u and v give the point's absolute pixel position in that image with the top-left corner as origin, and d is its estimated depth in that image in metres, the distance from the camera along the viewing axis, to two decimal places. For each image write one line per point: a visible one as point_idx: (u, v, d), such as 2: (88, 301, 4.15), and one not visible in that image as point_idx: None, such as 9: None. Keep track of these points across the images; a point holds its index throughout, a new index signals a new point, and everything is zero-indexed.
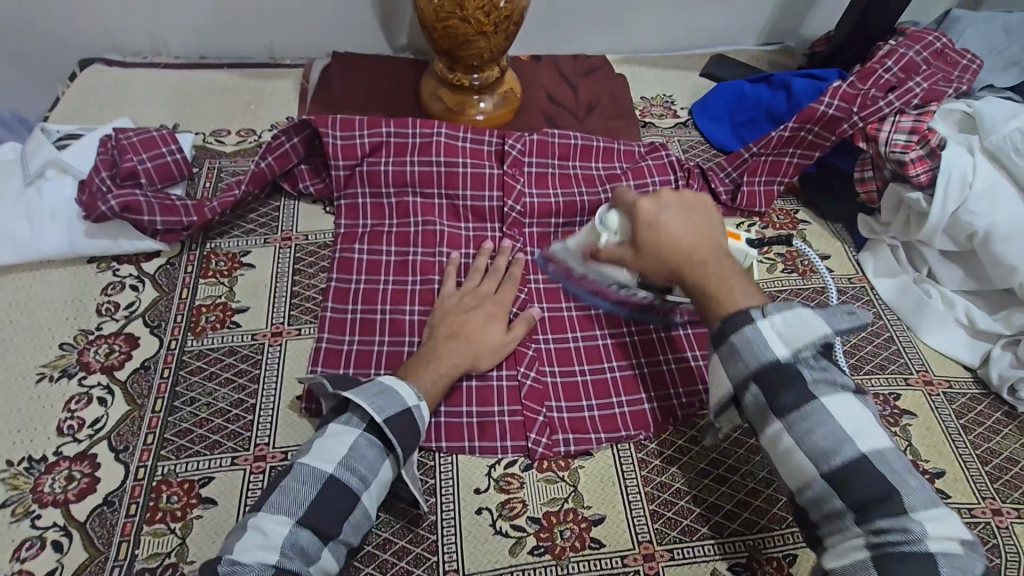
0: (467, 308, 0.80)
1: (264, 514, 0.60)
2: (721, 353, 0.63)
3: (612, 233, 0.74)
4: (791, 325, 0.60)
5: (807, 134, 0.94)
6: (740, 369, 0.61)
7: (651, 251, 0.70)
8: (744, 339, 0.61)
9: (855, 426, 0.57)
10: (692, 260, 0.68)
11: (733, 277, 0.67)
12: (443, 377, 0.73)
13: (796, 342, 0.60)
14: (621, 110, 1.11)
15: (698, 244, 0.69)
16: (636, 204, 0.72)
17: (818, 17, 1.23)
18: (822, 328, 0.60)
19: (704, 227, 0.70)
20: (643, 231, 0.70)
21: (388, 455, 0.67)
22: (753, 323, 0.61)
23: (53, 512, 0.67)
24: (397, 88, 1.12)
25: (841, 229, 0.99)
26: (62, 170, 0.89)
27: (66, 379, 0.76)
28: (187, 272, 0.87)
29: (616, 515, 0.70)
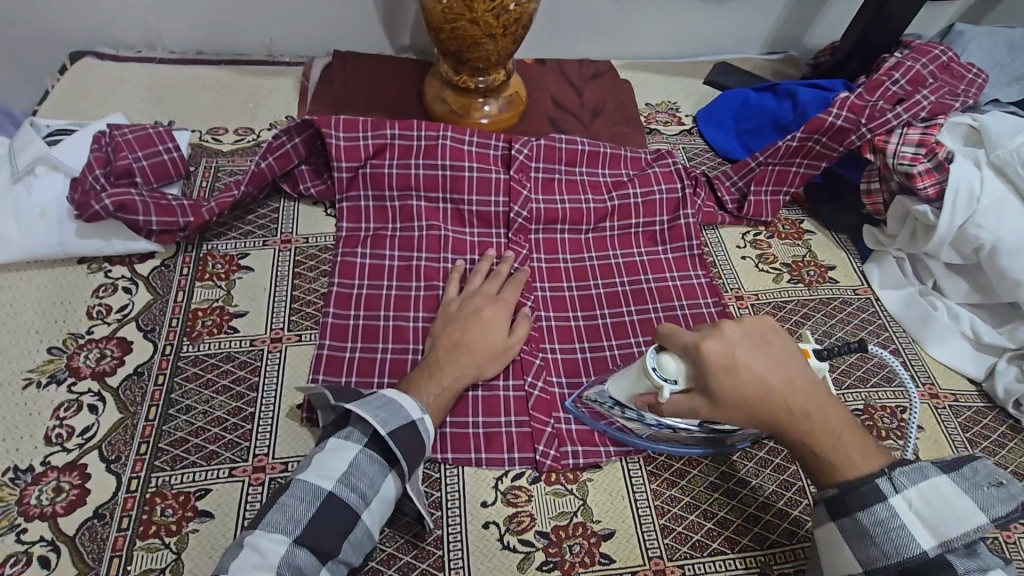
0: (473, 315, 0.77)
1: (260, 532, 0.58)
2: (844, 527, 0.57)
3: (672, 381, 0.60)
4: (937, 510, 0.54)
5: (814, 144, 0.94)
6: (873, 553, 0.55)
7: (741, 406, 0.57)
8: (876, 521, 0.55)
9: (968, 565, 0.53)
10: (796, 409, 0.57)
11: (840, 424, 0.58)
12: (449, 388, 0.71)
13: (945, 533, 0.53)
14: (627, 116, 1.10)
15: (796, 393, 0.57)
16: (697, 344, 0.58)
17: (821, 28, 1.24)
18: (975, 516, 0.53)
19: (785, 360, 0.58)
20: (718, 377, 0.57)
21: (391, 470, 0.64)
22: (886, 500, 0.55)
23: (40, 525, 0.63)
24: (400, 88, 1.10)
25: (845, 241, 0.99)
26: (52, 166, 0.85)
27: (54, 385, 0.73)
28: (182, 275, 0.84)
29: (625, 529, 0.69)
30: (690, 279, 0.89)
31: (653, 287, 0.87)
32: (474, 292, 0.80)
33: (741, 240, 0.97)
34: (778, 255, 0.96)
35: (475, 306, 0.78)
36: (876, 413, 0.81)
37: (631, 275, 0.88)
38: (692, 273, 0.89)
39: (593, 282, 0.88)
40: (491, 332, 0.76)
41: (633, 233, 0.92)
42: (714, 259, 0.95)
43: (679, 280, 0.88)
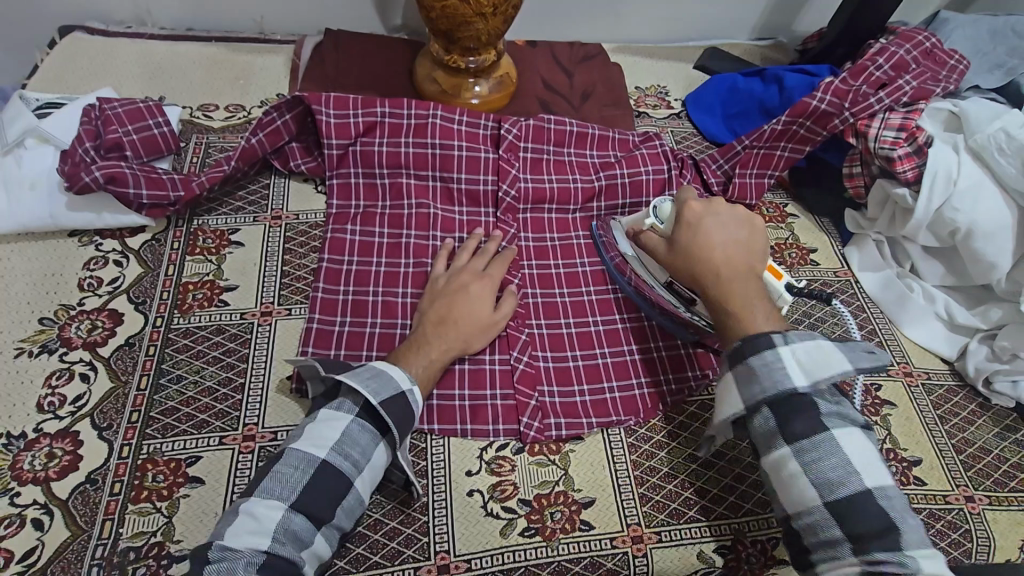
0: (460, 289, 0.79)
1: (256, 499, 0.59)
2: (737, 372, 0.63)
3: (659, 220, 0.78)
4: (813, 358, 0.61)
5: (799, 128, 0.95)
6: (754, 394, 0.61)
7: (687, 250, 0.72)
8: (763, 363, 0.61)
9: (829, 410, 0.61)
10: (724, 270, 0.69)
11: (758, 298, 0.68)
12: (437, 362, 0.73)
13: (816, 373, 0.60)
14: (616, 99, 1.11)
15: (736, 256, 0.71)
16: (687, 203, 0.76)
17: (810, 14, 1.25)
18: (843, 364, 0.60)
19: (745, 245, 0.72)
20: (686, 233, 0.73)
21: (382, 439, 0.66)
22: (775, 346, 0.61)
23: (33, 489, 0.65)
24: (391, 68, 1.10)
25: (827, 224, 1.01)
26: (41, 139, 0.86)
27: (46, 355, 0.74)
28: (174, 248, 0.85)
29: (606, 498, 0.71)
30: None
31: None
32: (460, 269, 0.82)
33: None
34: None
35: (462, 281, 0.80)
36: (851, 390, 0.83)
37: None
38: None
39: (579, 261, 0.89)
40: (477, 306, 0.77)
41: (619, 213, 0.94)
42: None
43: None
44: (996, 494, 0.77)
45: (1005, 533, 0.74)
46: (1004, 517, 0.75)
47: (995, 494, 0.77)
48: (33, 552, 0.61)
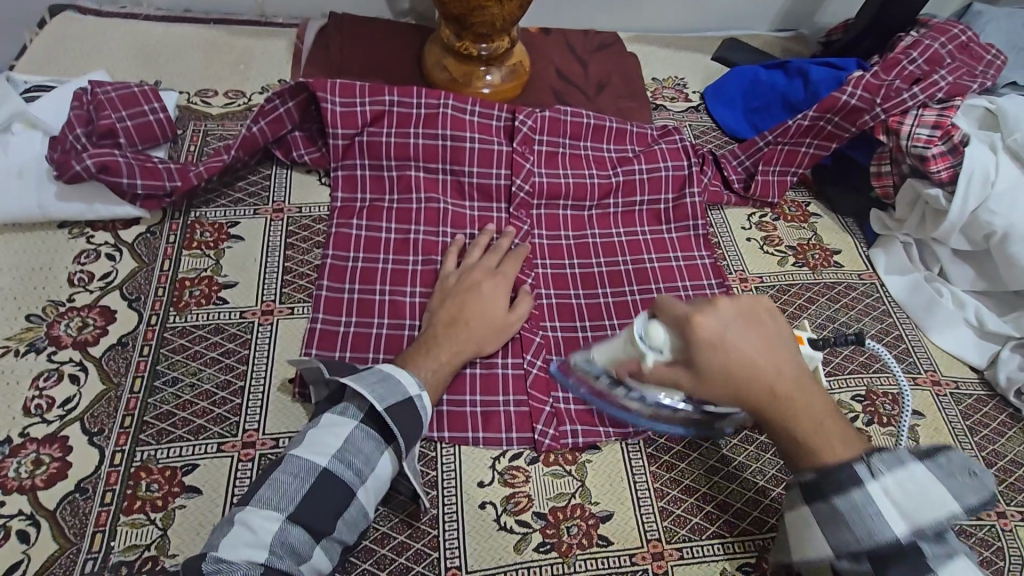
0: (470, 287, 0.75)
1: (253, 509, 0.56)
2: (819, 511, 0.54)
3: (659, 351, 0.59)
4: (911, 494, 0.51)
5: (827, 124, 0.91)
6: (849, 541, 0.52)
7: (720, 379, 0.56)
8: (851, 505, 0.52)
9: (935, 551, 0.51)
10: (775, 389, 0.55)
11: (823, 414, 0.56)
12: (448, 365, 0.69)
13: (922, 522, 0.51)
14: (633, 90, 1.06)
15: (777, 373, 0.56)
16: (688, 316, 0.58)
17: (834, 5, 1.20)
18: (949, 502, 0.51)
19: (773, 342, 0.57)
20: (706, 350, 0.56)
21: (387, 447, 0.62)
22: (863, 487, 0.52)
23: (19, 499, 0.61)
24: (399, 55, 1.05)
25: (852, 225, 0.97)
26: (29, 124, 0.81)
27: (33, 354, 0.70)
28: (169, 242, 0.80)
29: (624, 511, 0.68)
30: (694, 260, 0.87)
31: (656, 267, 0.85)
32: (472, 266, 0.78)
33: (747, 221, 0.95)
34: (784, 237, 0.94)
35: (473, 279, 0.76)
36: (877, 400, 0.80)
37: (634, 254, 0.86)
38: (697, 254, 0.87)
39: (596, 260, 0.85)
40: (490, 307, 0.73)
41: (637, 211, 0.90)
42: (719, 240, 0.92)
43: (683, 261, 0.86)
44: None
45: None
46: None
47: None
48: (18, 566, 0.58)
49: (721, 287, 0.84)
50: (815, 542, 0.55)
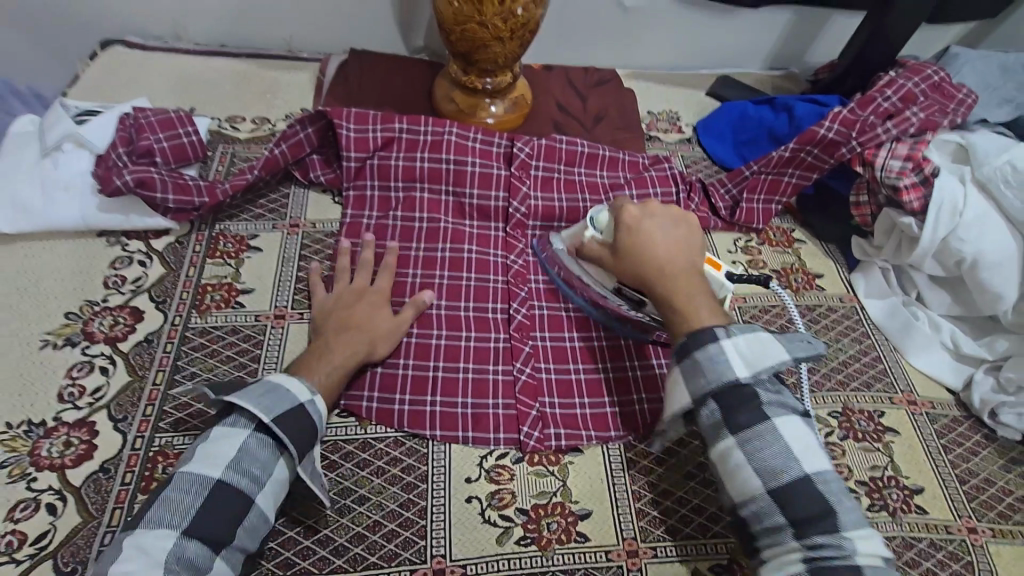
0: (351, 303, 0.80)
1: (144, 531, 0.57)
2: (684, 366, 0.65)
3: (597, 230, 0.80)
4: (753, 348, 0.64)
5: (807, 155, 0.97)
6: (700, 385, 0.64)
7: (629, 252, 0.76)
8: (707, 356, 0.64)
9: (770, 397, 0.64)
10: (665, 266, 0.73)
11: (699, 295, 0.71)
12: (339, 369, 0.74)
13: (760, 368, 0.63)
14: (628, 122, 1.14)
15: (670, 259, 0.74)
16: (624, 210, 0.79)
17: (823, 46, 1.27)
18: (783, 355, 0.64)
19: (681, 244, 0.75)
20: (625, 232, 0.77)
21: (281, 454, 0.65)
22: (718, 341, 0.64)
23: (49, 476, 0.67)
24: (411, 88, 1.14)
25: (834, 251, 1.01)
26: (78, 143, 0.90)
27: (69, 347, 0.77)
28: (195, 251, 0.88)
29: (603, 511, 0.72)
30: None
31: None
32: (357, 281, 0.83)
33: (733, 245, 1.00)
34: (768, 261, 0.99)
35: (353, 296, 0.81)
36: (853, 416, 0.83)
37: None
38: None
39: None
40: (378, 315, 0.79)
41: None
42: None
43: None
44: (1000, 527, 0.76)
45: (1009, 567, 0.73)
46: (1007, 550, 0.74)
47: (999, 527, 0.76)
48: (45, 536, 0.64)
49: None
50: (679, 392, 0.66)
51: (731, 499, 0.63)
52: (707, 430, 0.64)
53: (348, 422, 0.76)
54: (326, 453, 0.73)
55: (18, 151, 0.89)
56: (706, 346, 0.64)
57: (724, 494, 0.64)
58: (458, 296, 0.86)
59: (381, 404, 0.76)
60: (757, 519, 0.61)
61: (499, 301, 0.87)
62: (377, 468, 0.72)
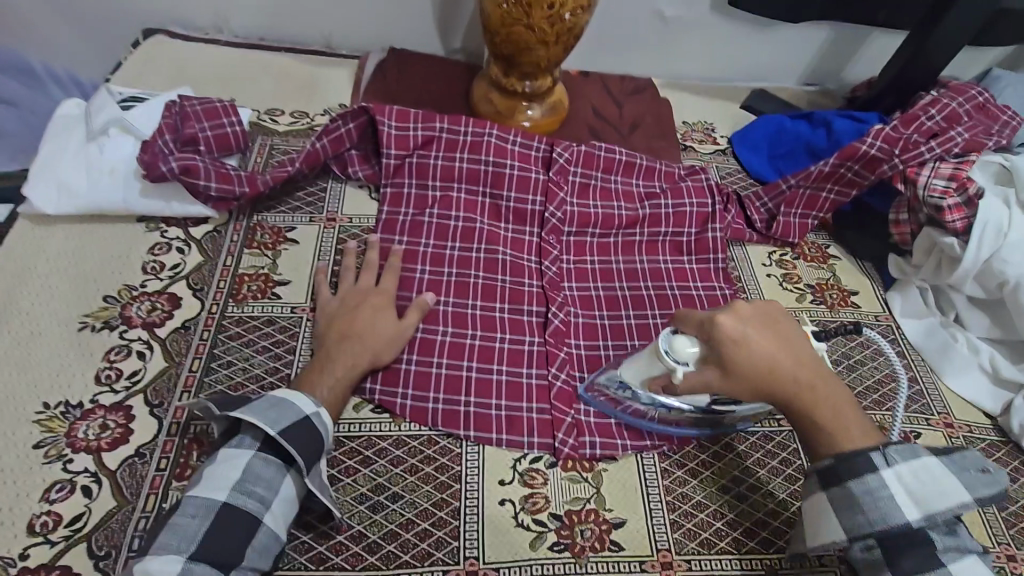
0: (356, 307, 0.79)
1: (152, 556, 0.56)
2: (832, 496, 0.61)
3: (684, 363, 0.66)
4: (923, 484, 0.59)
5: (847, 171, 0.96)
6: (859, 523, 0.59)
7: (751, 384, 0.62)
8: (867, 489, 0.59)
9: (944, 542, 0.58)
10: (802, 383, 0.63)
11: (842, 403, 0.63)
12: (341, 381, 0.73)
13: (934, 508, 0.58)
14: (664, 131, 1.14)
15: (795, 376, 0.63)
16: (715, 318, 0.65)
17: (860, 64, 1.27)
18: (960, 493, 0.58)
19: (795, 347, 0.64)
20: (731, 349, 0.63)
21: (289, 469, 0.64)
22: (881, 474, 0.59)
23: (86, 457, 0.67)
24: (449, 88, 1.15)
25: (870, 268, 1.01)
26: (123, 129, 0.91)
27: (107, 331, 0.77)
28: (233, 241, 0.88)
29: (636, 521, 0.71)
30: (714, 290, 0.92)
31: (677, 294, 0.91)
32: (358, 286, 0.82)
33: (767, 259, 1.00)
34: (803, 276, 0.98)
35: (357, 300, 0.80)
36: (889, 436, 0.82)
37: (656, 281, 0.92)
38: (716, 284, 0.93)
39: (619, 284, 0.91)
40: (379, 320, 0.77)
41: (660, 241, 0.95)
42: (740, 274, 0.97)
43: (703, 290, 0.92)
44: None
45: None
46: None
47: None
48: (80, 517, 0.63)
49: None
50: (829, 525, 0.61)
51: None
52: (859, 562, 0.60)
53: (381, 418, 0.75)
54: (359, 448, 0.72)
55: (63, 134, 0.90)
56: (868, 478, 0.59)
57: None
58: (493, 298, 0.86)
59: (415, 402, 0.76)
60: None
61: (534, 304, 0.87)
62: (410, 466, 0.72)
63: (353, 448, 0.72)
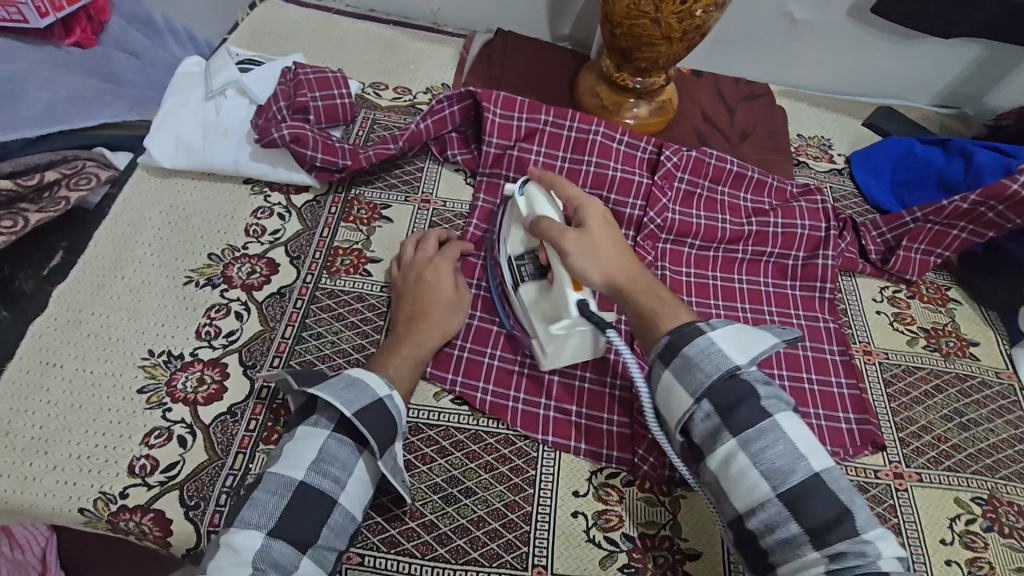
0: (416, 281, 0.77)
1: (235, 530, 0.57)
2: (674, 367, 0.60)
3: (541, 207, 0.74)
4: (742, 338, 0.60)
5: (987, 211, 0.87)
6: (697, 381, 0.58)
7: (586, 241, 0.67)
8: (700, 350, 0.59)
9: (772, 398, 0.58)
10: (628, 267, 0.68)
11: (659, 292, 0.67)
12: (410, 358, 0.72)
13: (750, 356, 0.59)
14: (777, 143, 1.06)
15: (620, 255, 0.68)
16: (581, 202, 0.71)
17: (1008, 88, 1.14)
18: (770, 338, 0.61)
19: (611, 234, 0.69)
20: (552, 228, 0.69)
21: (362, 451, 0.65)
22: (706, 333, 0.60)
23: (182, 409, 0.70)
24: (554, 76, 1.11)
25: (994, 318, 0.91)
26: (240, 91, 0.93)
27: (209, 288, 0.80)
28: (331, 213, 0.89)
29: (712, 555, 0.67)
30: (817, 321, 0.86)
31: (776, 321, 0.85)
32: (409, 262, 0.79)
33: (878, 294, 0.92)
34: (916, 317, 0.90)
35: (415, 272, 0.78)
36: (1000, 507, 0.75)
37: (754, 304, 0.87)
38: (820, 315, 0.87)
39: (714, 302, 0.86)
40: (437, 292, 0.76)
41: (763, 261, 0.90)
42: (847, 307, 0.90)
43: (805, 320, 0.86)
44: None
45: None
46: None
47: None
48: (175, 466, 0.66)
49: (843, 354, 0.83)
50: (679, 397, 0.59)
51: (736, 509, 0.56)
52: (705, 441, 0.59)
53: (460, 410, 0.74)
54: (436, 438, 0.72)
55: (183, 90, 0.92)
56: (696, 339, 0.60)
57: (725, 506, 0.58)
58: None
59: (495, 397, 0.75)
60: (768, 530, 0.54)
61: None
62: (486, 463, 0.71)
63: (431, 436, 0.72)
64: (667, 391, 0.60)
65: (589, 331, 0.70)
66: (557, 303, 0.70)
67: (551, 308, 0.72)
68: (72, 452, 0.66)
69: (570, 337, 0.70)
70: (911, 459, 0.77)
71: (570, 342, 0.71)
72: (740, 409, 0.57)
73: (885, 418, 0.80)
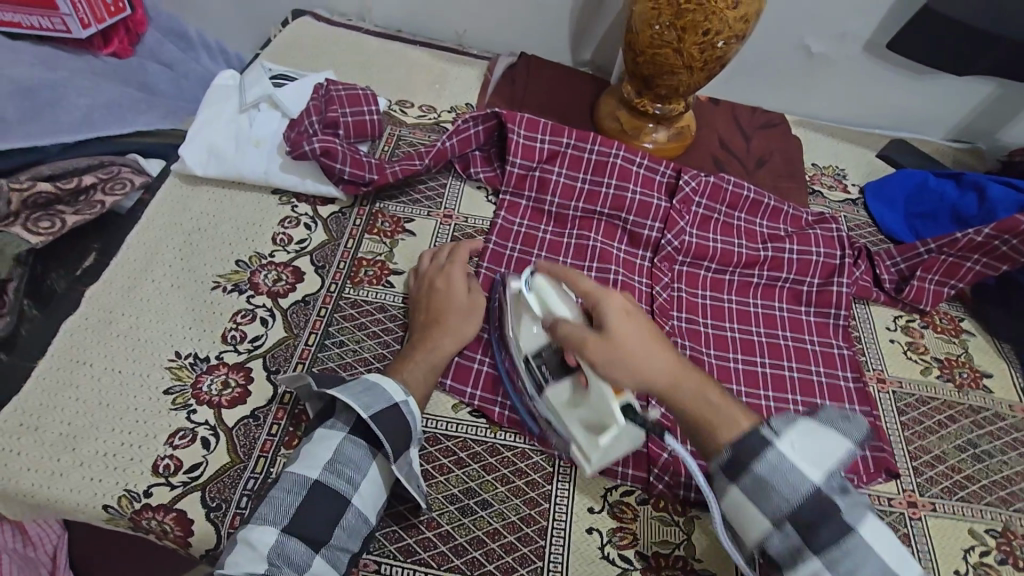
0: (432, 288, 0.79)
1: (252, 526, 0.59)
2: (746, 488, 0.58)
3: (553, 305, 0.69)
4: (811, 446, 0.58)
5: (1001, 244, 0.89)
6: (774, 505, 0.57)
7: (620, 360, 0.61)
8: (770, 468, 0.57)
9: (848, 503, 0.57)
10: (667, 377, 0.62)
11: (706, 393, 0.62)
12: (422, 362, 0.73)
13: (825, 469, 0.57)
14: (793, 171, 1.09)
15: (658, 364, 0.62)
16: (603, 299, 0.64)
17: (1021, 126, 1.16)
18: (843, 443, 0.58)
19: (643, 336, 0.63)
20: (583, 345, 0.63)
21: (376, 454, 0.65)
22: (773, 446, 0.57)
23: (206, 411, 0.71)
24: (575, 100, 1.14)
25: (1008, 351, 0.92)
26: (272, 105, 0.96)
27: (236, 293, 0.82)
28: (355, 225, 0.91)
29: None
30: (831, 347, 0.87)
31: (790, 346, 0.86)
32: (425, 272, 0.82)
33: (892, 322, 0.93)
34: (930, 347, 0.91)
35: (430, 280, 0.81)
36: (1014, 539, 0.75)
37: (769, 328, 0.88)
38: (834, 342, 0.88)
39: (729, 324, 0.87)
40: (450, 297, 0.78)
41: (778, 287, 0.91)
42: (860, 334, 0.91)
43: (819, 346, 0.87)
44: None
45: None
46: None
47: None
48: (198, 466, 0.67)
49: (857, 382, 0.84)
50: (754, 519, 0.58)
51: None
52: (781, 557, 0.57)
53: (477, 422, 0.75)
54: (454, 448, 0.73)
55: (218, 102, 0.96)
56: (764, 456, 0.57)
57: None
58: None
59: (512, 411, 0.76)
60: None
61: None
62: (502, 475, 0.72)
63: (448, 447, 0.73)
64: (739, 510, 0.59)
65: (636, 432, 0.65)
66: (594, 409, 0.65)
67: (590, 415, 0.67)
68: (99, 450, 0.68)
69: (619, 444, 0.66)
70: (924, 488, 0.78)
71: (614, 448, 0.66)
72: (823, 528, 0.56)
73: (899, 447, 0.81)
